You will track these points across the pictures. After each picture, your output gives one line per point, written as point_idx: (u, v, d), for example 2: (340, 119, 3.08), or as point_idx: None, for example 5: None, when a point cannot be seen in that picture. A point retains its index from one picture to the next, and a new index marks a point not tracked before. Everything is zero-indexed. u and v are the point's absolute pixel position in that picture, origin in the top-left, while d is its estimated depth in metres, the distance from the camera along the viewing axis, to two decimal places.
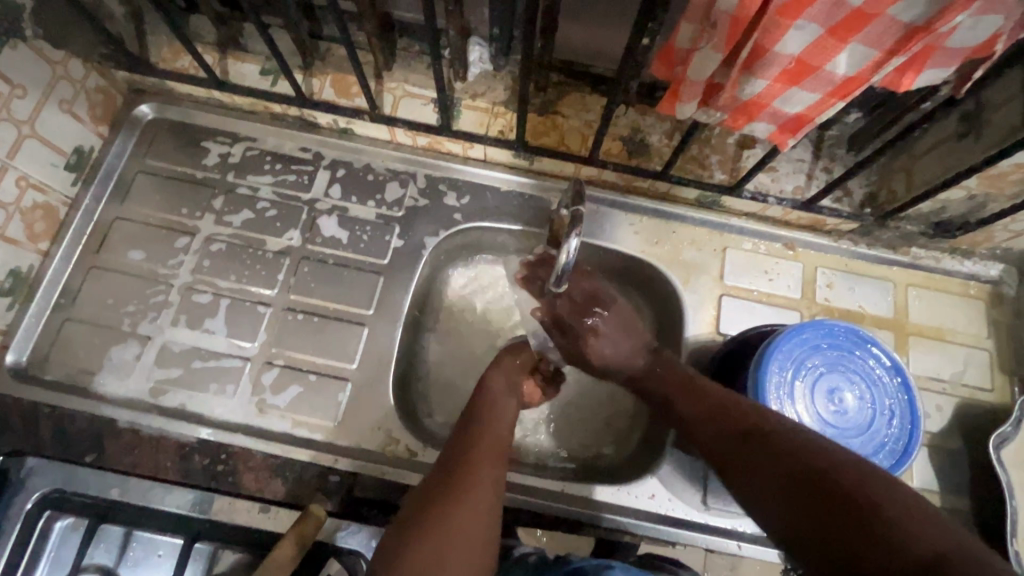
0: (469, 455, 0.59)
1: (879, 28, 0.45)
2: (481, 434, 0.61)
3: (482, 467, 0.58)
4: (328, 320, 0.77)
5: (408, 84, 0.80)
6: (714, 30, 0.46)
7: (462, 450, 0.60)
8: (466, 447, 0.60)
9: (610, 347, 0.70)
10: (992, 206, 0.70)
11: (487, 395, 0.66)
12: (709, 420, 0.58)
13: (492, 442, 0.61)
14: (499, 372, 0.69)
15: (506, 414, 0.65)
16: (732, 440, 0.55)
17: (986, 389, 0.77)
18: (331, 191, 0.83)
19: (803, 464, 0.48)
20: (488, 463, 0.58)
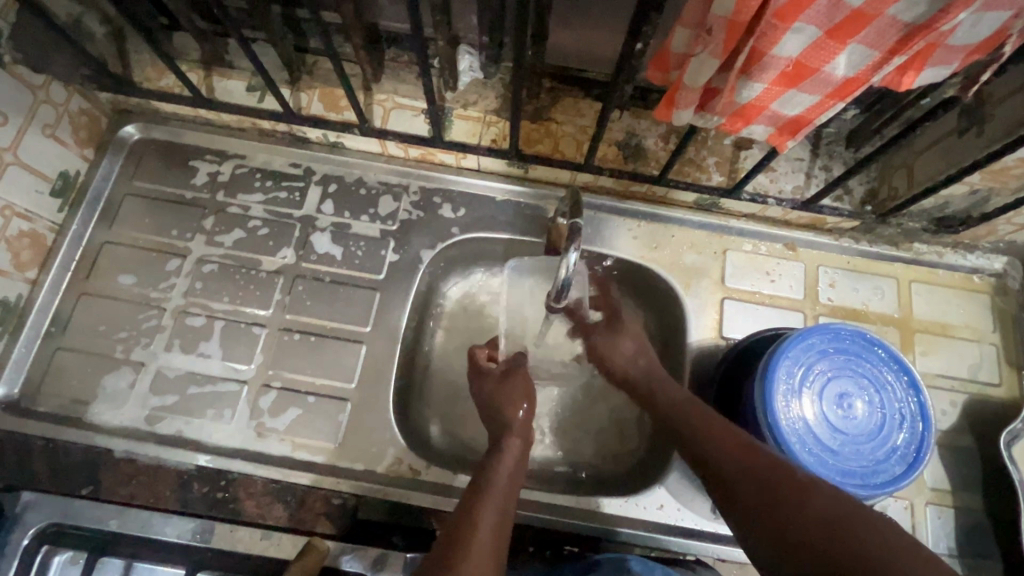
0: (475, 520, 0.56)
1: (879, 28, 0.44)
2: (486, 500, 0.59)
3: (485, 531, 0.56)
4: (325, 338, 0.76)
5: (398, 95, 0.80)
6: (710, 37, 0.45)
7: (465, 515, 0.57)
8: (472, 512, 0.57)
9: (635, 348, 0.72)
10: (995, 201, 0.69)
11: (494, 463, 0.64)
12: (728, 455, 0.56)
13: (497, 507, 0.59)
14: (507, 437, 0.67)
15: (511, 480, 0.63)
16: (751, 480, 0.53)
17: (993, 384, 0.77)
18: (323, 208, 0.81)
19: (833, 516, 0.47)
20: (491, 527, 0.56)
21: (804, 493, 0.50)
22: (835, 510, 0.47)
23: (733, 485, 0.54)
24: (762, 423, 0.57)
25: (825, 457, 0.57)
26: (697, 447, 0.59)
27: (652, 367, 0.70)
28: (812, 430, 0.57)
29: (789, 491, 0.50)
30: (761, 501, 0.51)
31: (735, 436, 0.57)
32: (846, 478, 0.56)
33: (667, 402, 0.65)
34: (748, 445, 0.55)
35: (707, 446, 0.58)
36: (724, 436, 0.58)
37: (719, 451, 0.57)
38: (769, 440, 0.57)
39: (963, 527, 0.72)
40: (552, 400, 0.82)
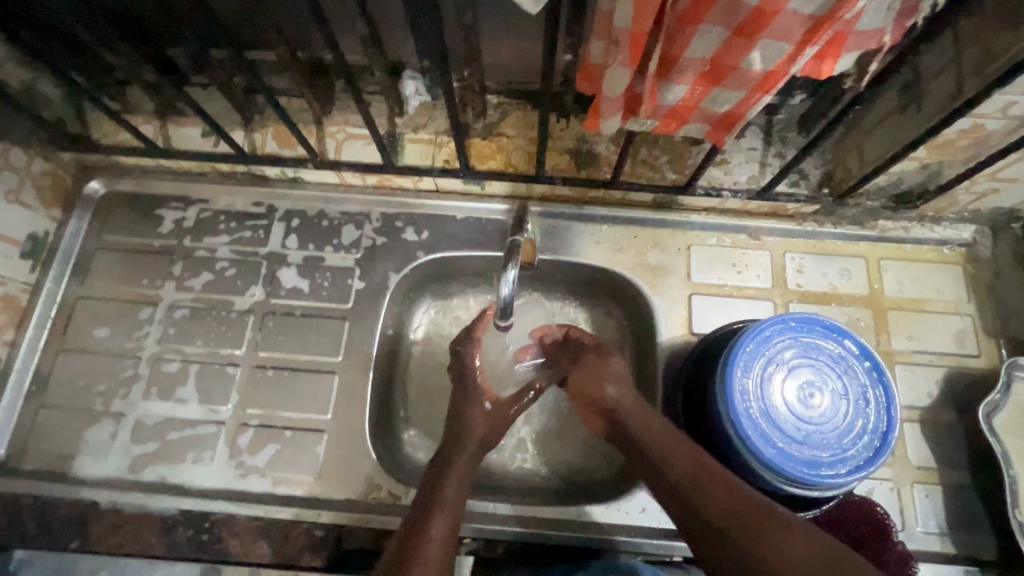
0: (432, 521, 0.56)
1: (784, 23, 0.43)
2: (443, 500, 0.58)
3: (442, 528, 0.55)
4: (300, 372, 0.77)
5: (348, 126, 0.81)
6: (619, 48, 0.45)
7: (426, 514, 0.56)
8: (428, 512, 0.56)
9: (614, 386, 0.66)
10: (948, 172, 0.69)
11: (449, 467, 0.63)
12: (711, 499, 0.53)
13: (452, 504, 0.58)
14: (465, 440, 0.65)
15: (463, 480, 0.62)
16: (731, 519, 0.51)
17: (972, 356, 0.76)
18: (288, 242, 0.82)
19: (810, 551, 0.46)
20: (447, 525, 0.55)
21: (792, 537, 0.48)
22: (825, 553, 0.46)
23: (718, 529, 0.51)
24: (724, 420, 0.57)
25: (790, 449, 0.56)
26: (675, 493, 0.56)
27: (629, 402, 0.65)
28: (775, 422, 0.57)
29: (779, 536, 0.48)
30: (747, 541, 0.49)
31: (714, 470, 0.55)
32: (814, 469, 0.56)
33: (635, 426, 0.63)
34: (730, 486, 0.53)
35: (686, 493, 0.55)
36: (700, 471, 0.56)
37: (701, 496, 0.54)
38: (731, 435, 0.57)
39: (951, 504, 0.71)
40: (530, 412, 0.82)
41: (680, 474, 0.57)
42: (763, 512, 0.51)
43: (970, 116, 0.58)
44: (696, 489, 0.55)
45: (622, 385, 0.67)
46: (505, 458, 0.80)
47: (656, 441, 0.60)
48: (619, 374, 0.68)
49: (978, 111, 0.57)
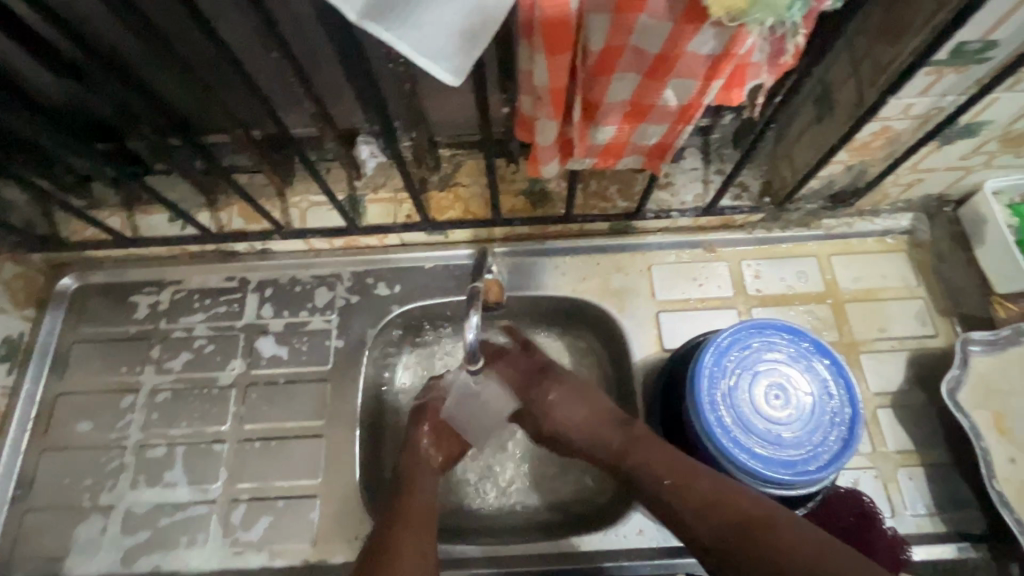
0: (403, 513, 0.64)
1: (687, 64, 0.48)
2: (408, 498, 0.66)
3: (416, 524, 0.63)
4: (287, 440, 0.78)
5: (310, 194, 0.85)
6: (541, 101, 0.49)
7: (398, 505, 0.65)
8: (403, 504, 0.65)
9: (565, 413, 0.69)
10: (872, 170, 0.74)
11: (408, 461, 0.70)
12: (704, 504, 0.55)
13: (423, 496, 0.66)
14: (419, 435, 0.72)
15: (429, 471, 0.70)
16: (730, 540, 0.53)
17: (930, 336, 0.79)
18: (262, 312, 0.84)
19: (795, 549, 0.49)
20: (420, 519, 0.63)
21: (776, 537, 0.51)
22: (806, 548, 0.49)
23: (712, 544, 0.54)
24: (700, 432, 0.59)
25: (766, 451, 0.58)
26: (665, 502, 0.58)
27: (594, 425, 0.67)
28: (748, 428, 0.59)
29: (765, 538, 0.51)
30: (739, 551, 0.52)
31: (690, 481, 0.57)
32: (792, 469, 0.58)
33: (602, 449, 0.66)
34: (708, 499, 0.55)
35: (674, 501, 0.57)
36: (677, 483, 0.58)
37: (695, 502, 0.56)
38: (709, 446, 0.59)
39: (935, 484, 0.73)
40: (520, 449, 0.83)
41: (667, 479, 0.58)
42: (748, 518, 0.53)
43: (877, 120, 0.63)
44: (686, 493, 0.57)
45: (588, 405, 0.69)
46: (499, 498, 0.80)
47: (635, 450, 0.63)
48: (572, 393, 0.70)
49: (882, 115, 0.62)
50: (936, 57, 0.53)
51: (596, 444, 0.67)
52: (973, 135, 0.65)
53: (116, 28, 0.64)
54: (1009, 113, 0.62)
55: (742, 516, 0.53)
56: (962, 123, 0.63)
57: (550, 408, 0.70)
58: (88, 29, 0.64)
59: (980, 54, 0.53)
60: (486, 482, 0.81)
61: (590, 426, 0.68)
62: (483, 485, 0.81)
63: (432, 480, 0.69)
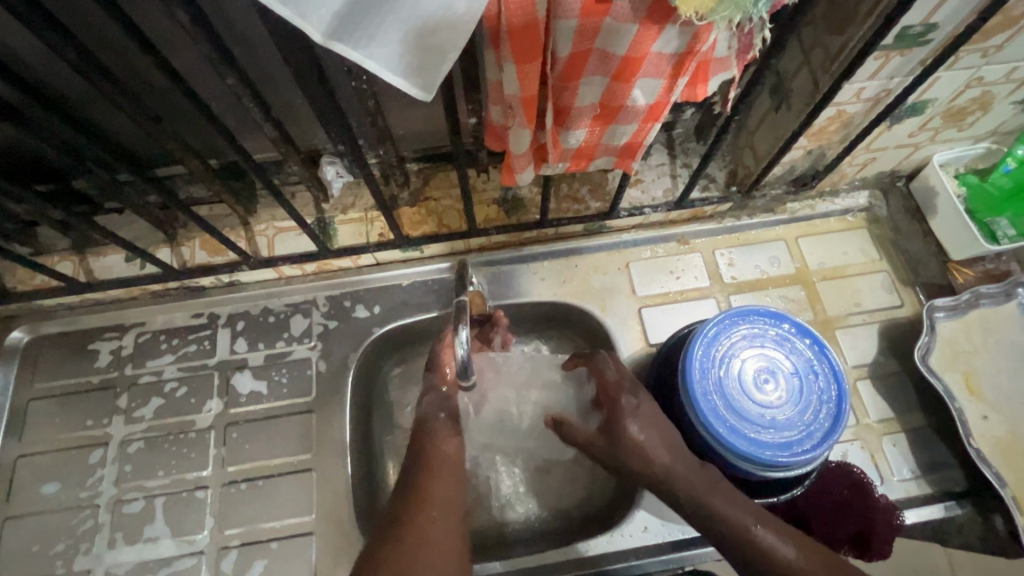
0: (431, 457, 0.62)
1: (653, 64, 0.48)
2: (431, 488, 0.58)
3: (444, 468, 0.61)
4: (275, 477, 0.74)
5: (276, 220, 0.82)
6: (514, 111, 0.49)
7: (426, 447, 0.63)
8: (427, 484, 0.59)
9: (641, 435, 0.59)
10: (830, 154, 0.76)
11: (427, 441, 0.64)
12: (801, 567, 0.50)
13: (447, 476, 0.60)
14: (436, 417, 0.67)
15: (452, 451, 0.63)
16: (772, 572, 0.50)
17: (897, 307, 0.82)
18: (236, 347, 0.80)
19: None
20: (447, 461, 0.62)
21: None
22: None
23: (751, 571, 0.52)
24: (697, 423, 0.60)
25: (762, 436, 0.59)
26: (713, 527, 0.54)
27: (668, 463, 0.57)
28: (742, 415, 0.60)
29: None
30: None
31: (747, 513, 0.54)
32: (788, 450, 0.59)
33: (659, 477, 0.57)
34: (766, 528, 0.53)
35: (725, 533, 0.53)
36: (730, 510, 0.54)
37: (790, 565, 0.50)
38: (707, 436, 0.60)
39: (917, 449, 0.76)
40: (517, 459, 0.82)
41: (759, 534, 0.52)
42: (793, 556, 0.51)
43: (832, 106, 0.65)
44: (783, 557, 0.51)
45: (668, 436, 0.59)
46: (501, 512, 0.79)
47: (696, 488, 0.56)
48: (653, 422, 0.60)
49: (837, 100, 0.64)
50: (882, 43, 0.56)
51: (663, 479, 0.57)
52: (919, 113, 0.69)
53: (52, 63, 0.60)
54: (950, 90, 0.65)
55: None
56: (909, 103, 0.66)
57: (627, 421, 0.60)
58: (19, 66, 0.60)
59: (923, 36, 0.56)
60: (485, 496, 0.80)
61: (665, 455, 0.58)
62: (482, 500, 0.80)
63: (456, 425, 0.67)
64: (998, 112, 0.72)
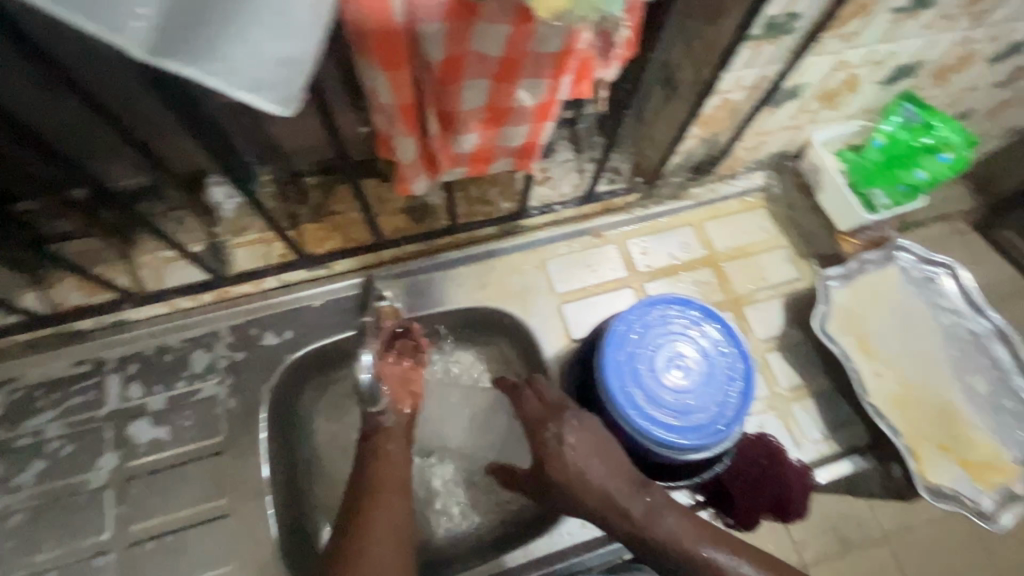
0: (377, 485, 0.58)
1: (533, 65, 0.47)
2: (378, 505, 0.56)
3: (391, 493, 0.58)
4: (188, 529, 0.68)
5: (160, 250, 0.76)
6: (392, 117, 0.47)
7: (368, 475, 0.59)
8: (374, 498, 0.57)
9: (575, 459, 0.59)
10: (723, 140, 0.80)
11: (370, 457, 0.61)
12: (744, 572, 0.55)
13: (392, 486, 0.59)
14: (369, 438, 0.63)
15: (397, 463, 0.61)
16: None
17: (797, 279, 0.88)
18: (129, 393, 0.73)
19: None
20: (393, 487, 0.58)
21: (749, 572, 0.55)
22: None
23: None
24: (613, 415, 0.62)
25: (678, 421, 0.61)
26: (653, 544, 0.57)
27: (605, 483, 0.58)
28: (659, 402, 0.62)
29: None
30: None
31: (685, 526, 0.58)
32: (702, 431, 0.61)
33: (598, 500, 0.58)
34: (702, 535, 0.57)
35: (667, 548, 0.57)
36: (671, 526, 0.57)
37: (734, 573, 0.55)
38: (625, 426, 0.61)
39: (825, 410, 0.81)
40: (453, 470, 0.80)
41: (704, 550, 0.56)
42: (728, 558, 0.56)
43: (717, 94, 0.67)
44: (727, 567, 0.55)
45: (606, 461, 0.59)
46: (440, 528, 0.77)
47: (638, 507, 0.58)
48: (588, 443, 0.59)
49: (720, 89, 0.66)
50: (752, 33, 0.58)
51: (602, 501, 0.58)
52: (796, 97, 0.73)
53: None
54: (820, 74, 0.70)
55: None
56: (785, 88, 0.70)
57: (558, 449, 0.59)
58: None
59: (788, 25, 0.59)
60: (423, 514, 0.77)
61: (600, 477, 0.58)
62: (420, 520, 0.77)
63: (403, 443, 0.64)
64: (865, 92, 0.77)
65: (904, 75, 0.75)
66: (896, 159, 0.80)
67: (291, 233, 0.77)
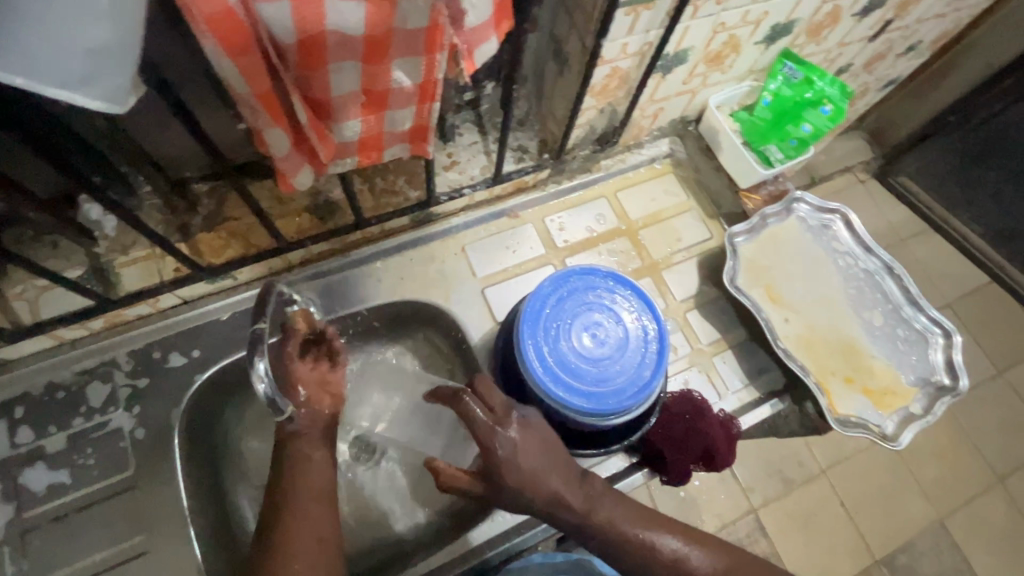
0: (293, 493, 0.54)
1: (399, 42, 0.45)
2: (297, 514, 0.53)
3: (310, 504, 0.54)
4: (103, 575, 0.63)
5: (34, 280, 0.69)
6: (255, 110, 0.45)
7: (284, 486, 0.55)
8: (293, 501, 0.54)
9: (522, 461, 0.54)
10: (621, 109, 0.81)
11: (286, 463, 0.57)
12: (686, 559, 0.55)
13: (312, 488, 0.55)
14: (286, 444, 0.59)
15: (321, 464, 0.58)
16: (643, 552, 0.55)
17: (707, 238, 0.91)
18: (18, 439, 0.66)
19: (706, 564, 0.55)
20: (313, 497, 0.55)
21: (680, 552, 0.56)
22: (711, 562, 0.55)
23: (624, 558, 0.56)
24: (537, 392, 0.62)
25: (598, 388, 0.62)
26: (593, 530, 0.56)
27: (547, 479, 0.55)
28: (578, 373, 0.63)
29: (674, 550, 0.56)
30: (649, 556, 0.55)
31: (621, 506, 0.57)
32: (623, 394, 0.62)
33: (539, 497, 0.55)
34: (639, 512, 0.57)
35: (603, 532, 0.56)
36: (613, 508, 0.57)
37: (675, 559, 0.55)
38: (549, 401, 0.62)
39: (745, 360, 0.85)
40: (393, 469, 0.79)
41: (641, 532, 0.56)
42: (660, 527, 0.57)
43: (605, 63, 0.68)
44: (661, 544, 0.56)
45: (550, 456, 0.56)
46: (384, 529, 0.76)
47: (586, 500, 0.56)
48: (536, 442, 0.55)
49: (606, 58, 0.67)
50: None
51: (547, 497, 0.55)
52: (682, 62, 0.75)
53: None
54: (701, 38, 0.72)
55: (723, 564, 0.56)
56: (670, 53, 0.72)
57: (507, 453, 0.54)
58: None
59: None
60: (364, 516, 0.76)
61: (546, 471, 0.55)
62: (362, 521, 0.75)
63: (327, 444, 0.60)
64: (748, 53, 0.80)
65: (781, 34, 0.79)
66: (784, 116, 0.84)
67: (182, 245, 0.71)
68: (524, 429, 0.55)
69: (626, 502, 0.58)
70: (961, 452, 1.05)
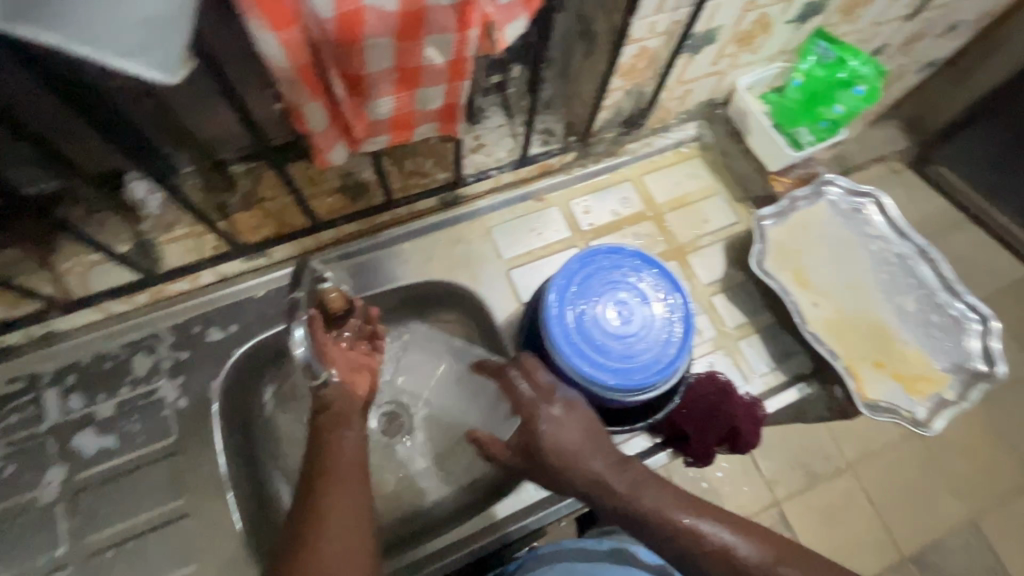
0: (329, 460, 0.55)
1: (432, 18, 0.46)
2: (333, 481, 0.53)
3: (344, 472, 0.55)
4: (148, 535, 0.67)
5: (84, 255, 0.73)
6: (293, 84, 0.46)
7: (319, 455, 0.56)
8: (328, 469, 0.54)
9: (565, 437, 0.57)
10: (648, 90, 0.81)
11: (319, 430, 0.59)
12: (734, 548, 0.51)
13: (348, 459, 0.56)
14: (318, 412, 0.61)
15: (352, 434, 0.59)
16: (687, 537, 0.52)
17: (734, 222, 0.90)
18: (70, 406, 0.70)
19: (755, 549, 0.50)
20: (346, 464, 0.55)
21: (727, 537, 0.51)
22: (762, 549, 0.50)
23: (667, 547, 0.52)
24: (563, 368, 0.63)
25: (623, 365, 0.63)
26: (635, 515, 0.54)
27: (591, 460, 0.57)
28: (604, 350, 0.63)
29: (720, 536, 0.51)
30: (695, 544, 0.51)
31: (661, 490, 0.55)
32: (648, 371, 0.63)
33: (581, 479, 0.56)
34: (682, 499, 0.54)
35: (646, 517, 0.53)
36: (653, 492, 0.55)
37: (722, 547, 0.51)
38: (575, 377, 0.63)
39: (771, 344, 0.84)
40: (420, 445, 0.81)
41: (686, 519, 0.52)
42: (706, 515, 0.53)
43: (632, 43, 0.68)
44: (706, 531, 0.52)
45: (591, 438, 0.58)
46: (410, 503, 0.77)
47: (630, 484, 0.55)
48: (577, 420, 0.59)
49: (634, 37, 0.67)
50: None
51: (591, 478, 0.56)
52: (711, 41, 0.74)
53: None
54: (731, 16, 0.71)
55: (776, 557, 0.50)
56: (699, 32, 0.71)
57: (550, 428, 0.58)
58: None
59: None
60: (392, 490, 0.78)
61: (590, 452, 0.57)
62: (390, 495, 0.77)
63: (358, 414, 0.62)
64: (779, 33, 0.79)
65: (814, 13, 0.77)
66: (815, 97, 0.83)
67: (221, 225, 0.74)
68: (564, 407, 0.60)
69: (670, 488, 0.55)
70: (997, 445, 1.02)
